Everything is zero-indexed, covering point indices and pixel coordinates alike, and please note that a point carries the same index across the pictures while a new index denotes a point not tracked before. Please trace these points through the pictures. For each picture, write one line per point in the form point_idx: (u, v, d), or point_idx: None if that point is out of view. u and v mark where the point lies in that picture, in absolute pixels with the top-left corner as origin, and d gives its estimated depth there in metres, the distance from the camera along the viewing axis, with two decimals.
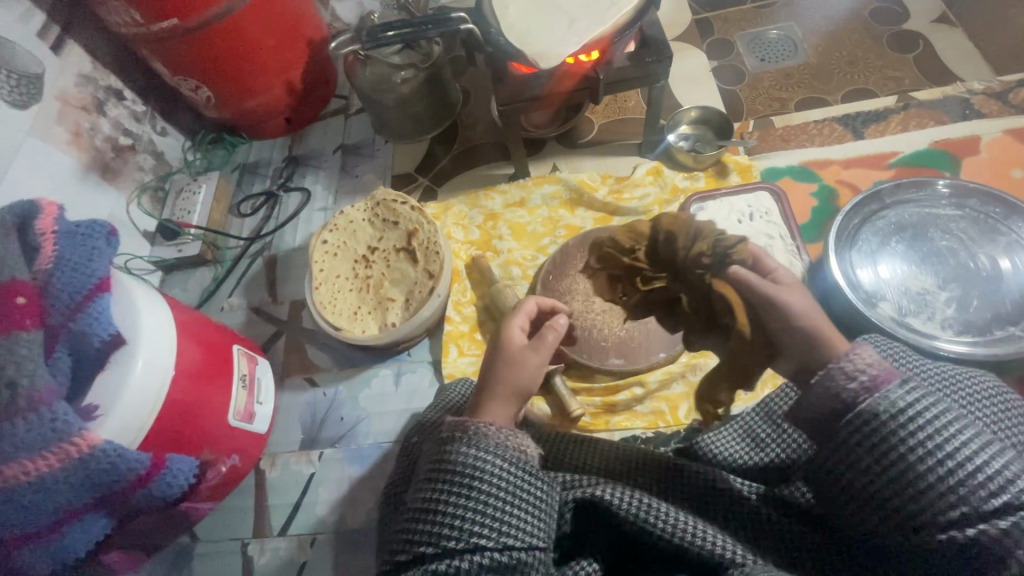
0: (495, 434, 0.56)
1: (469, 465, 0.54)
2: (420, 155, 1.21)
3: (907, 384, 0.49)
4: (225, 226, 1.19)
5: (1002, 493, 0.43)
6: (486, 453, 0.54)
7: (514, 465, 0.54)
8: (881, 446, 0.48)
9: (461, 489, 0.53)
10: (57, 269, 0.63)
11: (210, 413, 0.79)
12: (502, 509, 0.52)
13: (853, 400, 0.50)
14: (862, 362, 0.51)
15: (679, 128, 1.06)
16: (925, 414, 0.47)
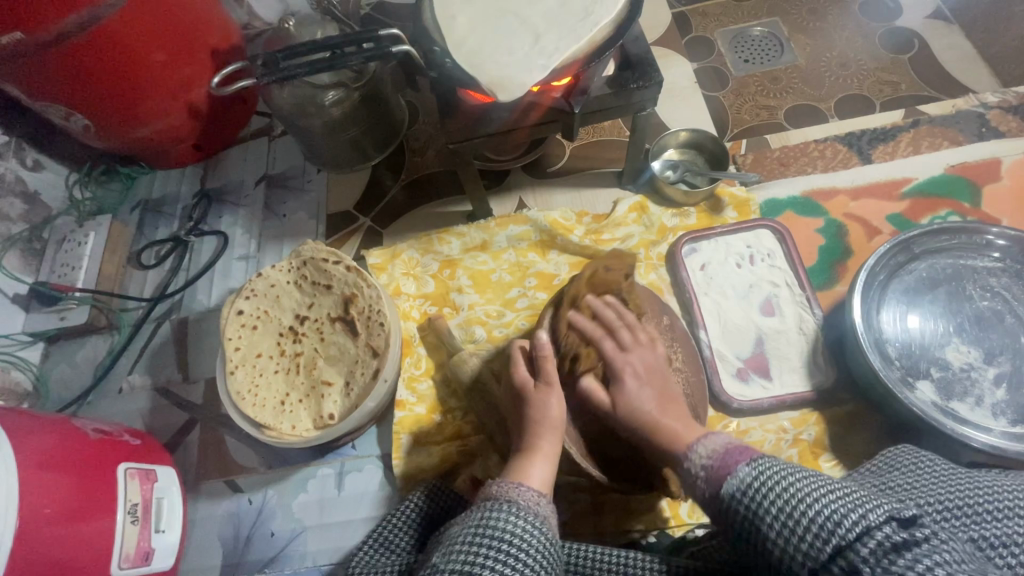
0: (530, 495, 0.54)
1: (510, 531, 0.50)
2: (360, 187, 1.02)
3: (755, 460, 0.49)
4: (122, 283, 0.97)
5: (848, 534, 0.40)
6: (531, 528, 0.51)
7: (552, 549, 0.51)
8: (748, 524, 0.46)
9: (499, 553, 0.48)
10: None
11: (84, 574, 0.59)
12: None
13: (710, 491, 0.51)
14: (702, 454, 0.55)
15: (665, 154, 0.92)
16: (773, 476, 0.47)
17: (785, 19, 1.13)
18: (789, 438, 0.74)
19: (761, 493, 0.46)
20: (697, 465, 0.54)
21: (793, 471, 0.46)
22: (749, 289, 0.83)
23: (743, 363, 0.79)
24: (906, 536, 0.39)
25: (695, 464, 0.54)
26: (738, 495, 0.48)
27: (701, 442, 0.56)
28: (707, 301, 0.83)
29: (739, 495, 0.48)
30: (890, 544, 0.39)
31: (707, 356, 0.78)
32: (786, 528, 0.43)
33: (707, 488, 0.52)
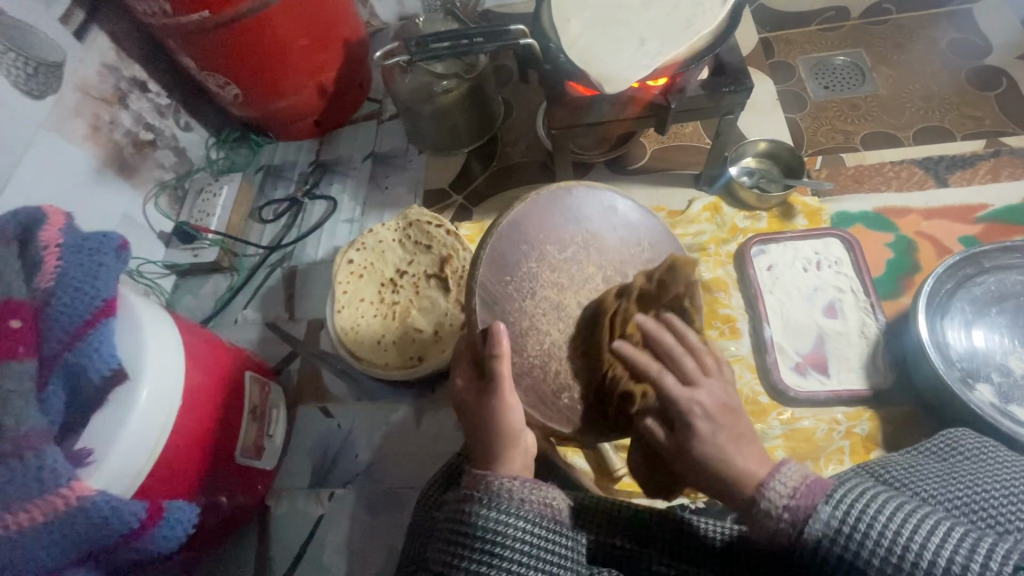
0: (518, 488, 0.49)
1: (498, 529, 0.47)
2: (454, 170, 1.13)
3: (833, 495, 0.43)
4: (244, 232, 1.12)
5: None
6: (510, 514, 0.47)
7: (540, 524, 0.48)
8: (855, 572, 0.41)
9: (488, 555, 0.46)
10: (59, 288, 0.59)
11: (220, 452, 0.72)
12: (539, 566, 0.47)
13: (786, 536, 0.44)
14: (780, 489, 0.45)
15: (743, 161, 0.98)
16: (870, 521, 0.41)
17: (869, 51, 1.18)
18: (842, 429, 0.77)
19: (860, 536, 0.41)
20: (776, 503, 0.45)
21: (891, 510, 0.41)
22: (814, 292, 0.88)
23: (802, 358, 0.83)
24: None
25: (773, 503, 0.45)
26: (831, 540, 0.42)
27: (775, 471, 0.46)
28: (771, 299, 0.88)
29: (836, 542, 0.41)
30: None
31: (767, 346, 0.84)
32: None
33: (795, 530, 0.43)
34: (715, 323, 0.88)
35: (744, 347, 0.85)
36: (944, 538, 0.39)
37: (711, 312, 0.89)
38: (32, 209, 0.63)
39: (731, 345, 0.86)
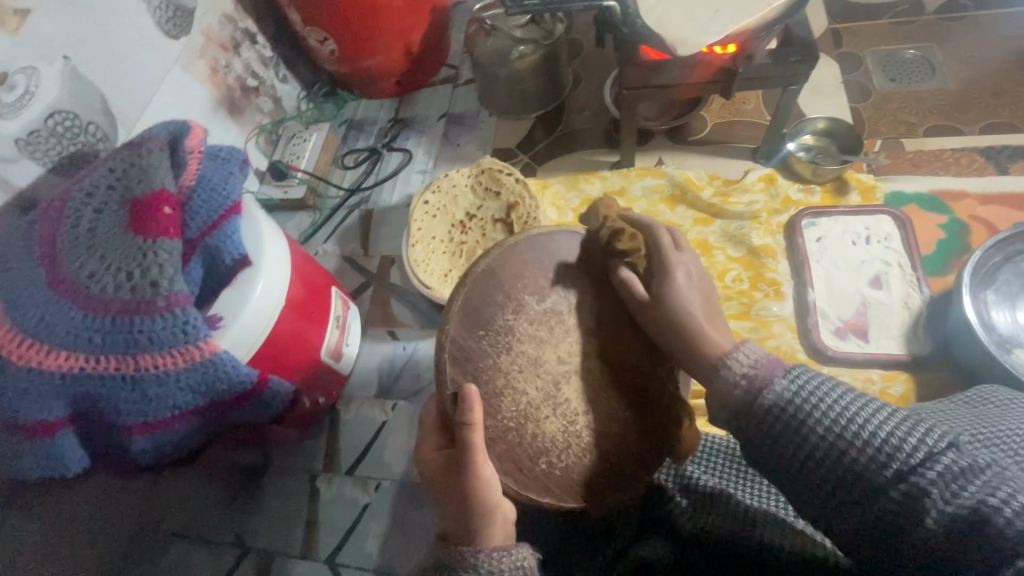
0: (488, 558, 0.51)
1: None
2: (521, 132, 1.21)
3: (790, 373, 0.50)
4: (327, 176, 1.23)
5: (910, 460, 0.42)
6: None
7: None
8: (794, 433, 0.48)
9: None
10: (199, 187, 0.70)
11: (310, 347, 0.82)
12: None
13: (741, 401, 0.52)
14: (742, 361, 0.54)
15: (801, 137, 1.02)
16: (815, 396, 0.48)
17: (942, 46, 1.18)
18: (875, 389, 0.81)
19: (806, 404, 0.48)
20: (738, 372, 0.54)
21: (841, 393, 0.47)
22: (861, 264, 0.91)
23: (843, 323, 0.87)
24: (970, 461, 0.40)
25: (734, 370, 0.54)
26: (782, 404, 0.49)
27: (741, 350, 0.55)
28: (818, 268, 0.92)
29: (786, 406, 0.48)
30: (958, 468, 0.40)
31: (810, 310, 0.88)
32: (839, 441, 0.45)
33: (750, 393, 0.51)
34: (760, 285, 0.93)
35: (787, 309, 0.90)
36: (882, 418, 0.44)
37: (757, 276, 0.94)
38: (179, 122, 0.75)
39: (774, 306, 0.91)
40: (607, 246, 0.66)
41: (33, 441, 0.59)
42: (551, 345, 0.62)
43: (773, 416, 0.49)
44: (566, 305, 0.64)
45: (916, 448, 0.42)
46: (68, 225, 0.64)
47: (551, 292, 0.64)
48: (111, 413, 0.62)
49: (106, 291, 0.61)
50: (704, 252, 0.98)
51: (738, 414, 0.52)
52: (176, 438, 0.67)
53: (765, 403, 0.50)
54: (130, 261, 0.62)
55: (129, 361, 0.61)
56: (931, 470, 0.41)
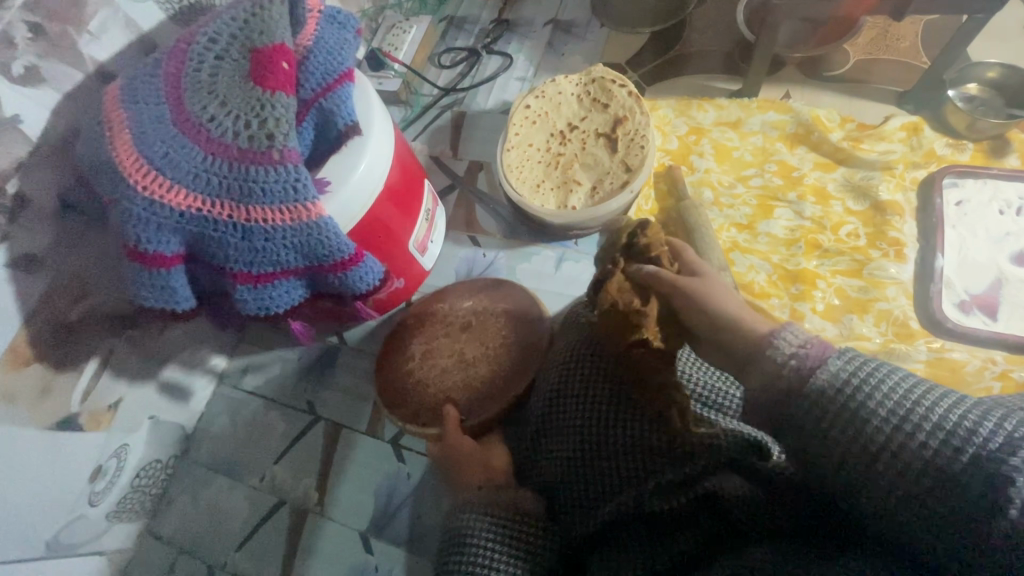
0: (482, 496, 0.64)
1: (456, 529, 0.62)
2: (633, 47, 1.11)
3: (845, 354, 0.46)
4: (423, 72, 1.18)
5: (989, 444, 0.38)
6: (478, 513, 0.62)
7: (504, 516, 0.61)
8: (851, 418, 0.43)
9: (454, 545, 0.61)
10: (315, 47, 0.68)
11: (401, 235, 0.82)
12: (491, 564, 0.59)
13: (789, 383, 0.47)
14: (790, 344, 0.49)
15: (964, 86, 0.89)
16: (875, 377, 0.44)
17: None
18: (998, 369, 0.74)
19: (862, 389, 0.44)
20: (786, 351, 0.48)
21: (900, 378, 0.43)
22: (1003, 237, 0.81)
23: (971, 297, 0.79)
24: None
25: (781, 350, 0.49)
26: (836, 387, 0.44)
27: (789, 328, 0.50)
28: (952, 233, 0.83)
29: (844, 384, 0.44)
30: None
31: (933, 276, 0.80)
32: (905, 425, 0.41)
33: (798, 381, 0.46)
34: (878, 244, 0.85)
35: (906, 273, 0.82)
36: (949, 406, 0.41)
37: (877, 234, 0.85)
38: None
39: (892, 268, 0.83)
40: (624, 248, 0.64)
41: (151, 271, 0.62)
42: (439, 352, 0.85)
43: (834, 402, 0.44)
44: (435, 328, 0.87)
45: (994, 435, 0.38)
46: (194, 67, 0.64)
47: (411, 349, 0.86)
48: (219, 258, 0.64)
49: (226, 137, 0.61)
50: (821, 201, 0.90)
51: (775, 399, 0.47)
52: (281, 297, 0.68)
53: (815, 387, 0.45)
54: (249, 110, 0.62)
55: (241, 211, 0.61)
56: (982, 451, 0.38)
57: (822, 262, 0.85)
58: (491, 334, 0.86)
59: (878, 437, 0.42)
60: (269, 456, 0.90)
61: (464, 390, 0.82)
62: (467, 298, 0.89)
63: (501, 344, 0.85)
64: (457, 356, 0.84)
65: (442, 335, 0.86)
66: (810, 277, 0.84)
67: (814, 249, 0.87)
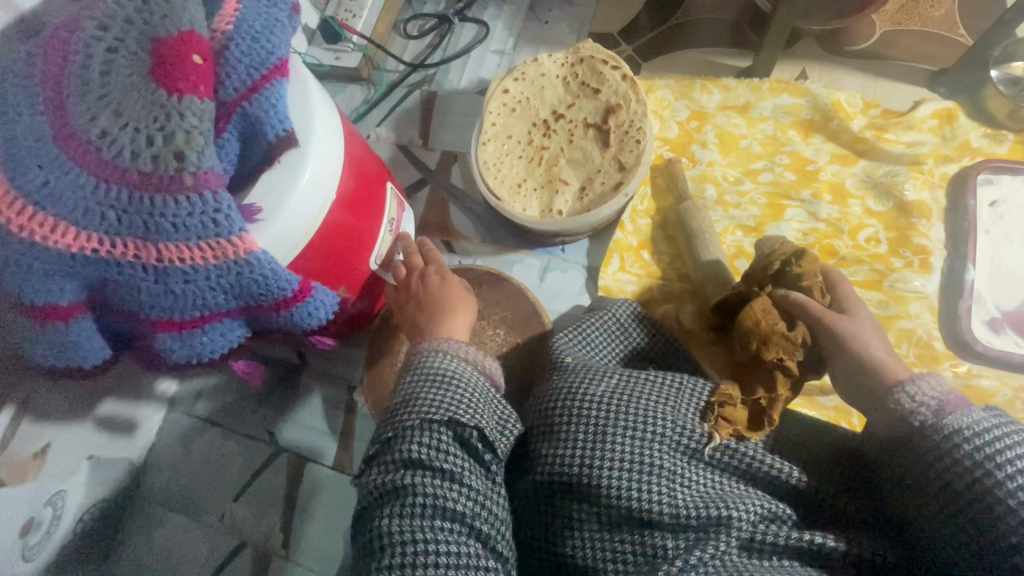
0: (454, 347, 0.62)
1: (426, 365, 0.60)
2: (628, 14, 0.97)
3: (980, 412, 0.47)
4: (387, 44, 1.03)
5: None
6: (439, 365, 0.59)
7: (465, 377, 0.59)
8: (943, 462, 0.46)
9: (420, 377, 0.59)
10: (237, 34, 0.55)
11: (360, 253, 0.70)
12: (458, 406, 0.56)
13: (913, 425, 0.49)
14: (922, 391, 0.50)
15: (1006, 65, 0.78)
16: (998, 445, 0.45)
17: None
18: None
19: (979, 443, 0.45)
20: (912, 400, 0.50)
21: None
22: None
23: (1002, 314, 0.71)
24: None
25: (910, 397, 0.50)
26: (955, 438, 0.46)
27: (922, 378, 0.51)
28: (985, 239, 0.74)
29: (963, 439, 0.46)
30: None
31: (963, 291, 0.71)
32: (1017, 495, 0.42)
33: (932, 418, 0.48)
34: (902, 251, 0.75)
35: (932, 285, 0.73)
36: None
37: (901, 239, 0.76)
38: None
39: (917, 280, 0.74)
40: (776, 274, 0.66)
41: (46, 325, 0.51)
42: None
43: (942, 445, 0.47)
44: None
45: None
46: (78, 63, 0.50)
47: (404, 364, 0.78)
48: (131, 304, 0.53)
49: (122, 158, 0.48)
50: (838, 200, 0.79)
51: (894, 438, 0.50)
52: (215, 342, 0.58)
53: (952, 425, 0.47)
54: (150, 122, 0.49)
55: (150, 250, 0.50)
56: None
57: None
58: (488, 351, 0.75)
59: (959, 488, 0.45)
60: (229, 492, 0.82)
61: None
62: None
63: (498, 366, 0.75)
64: None
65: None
66: None
67: (830, 256, 0.77)
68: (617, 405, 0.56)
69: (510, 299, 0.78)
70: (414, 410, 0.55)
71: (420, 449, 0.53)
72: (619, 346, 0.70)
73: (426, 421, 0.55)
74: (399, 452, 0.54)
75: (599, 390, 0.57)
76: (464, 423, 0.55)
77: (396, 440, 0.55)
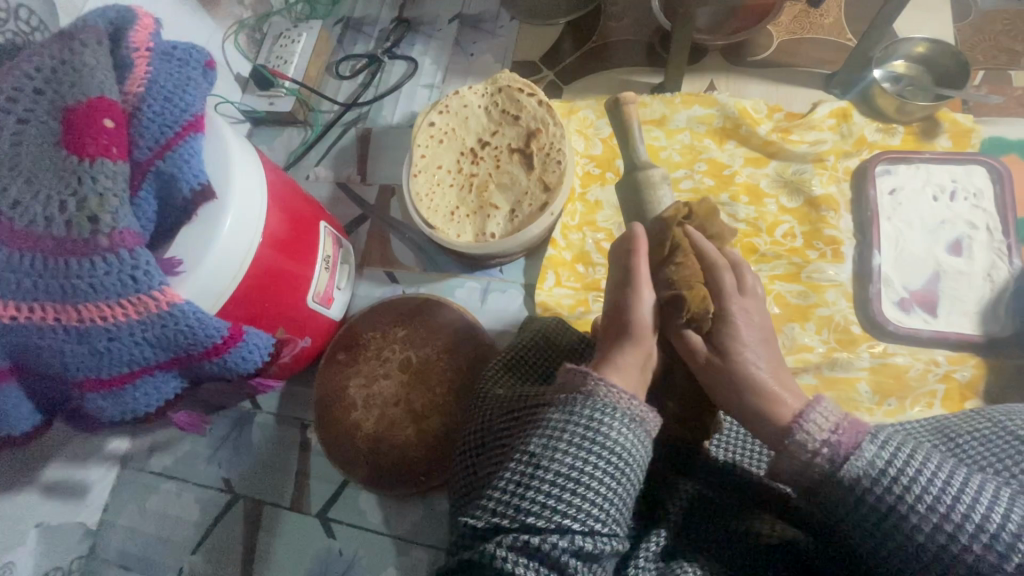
0: (619, 395, 0.47)
1: (601, 433, 0.45)
2: (548, 41, 1.02)
3: (878, 438, 0.42)
4: (320, 87, 1.06)
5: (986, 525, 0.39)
6: (614, 418, 0.46)
7: (639, 440, 0.47)
8: (864, 498, 0.42)
9: (580, 448, 0.45)
10: (149, 95, 0.56)
11: (296, 294, 0.72)
12: (624, 495, 0.45)
13: (825, 469, 0.43)
14: (820, 427, 0.44)
15: (891, 63, 0.85)
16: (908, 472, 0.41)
17: None
18: (941, 371, 0.71)
19: (884, 481, 0.41)
20: (814, 438, 0.44)
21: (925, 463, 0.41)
22: (938, 225, 0.78)
23: (910, 294, 0.75)
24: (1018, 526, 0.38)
25: (810, 436, 0.44)
26: (869, 481, 0.41)
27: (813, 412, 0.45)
28: (888, 226, 0.79)
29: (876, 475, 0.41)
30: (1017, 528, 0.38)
31: (872, 276, 0.76)
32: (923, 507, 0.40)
33: (831, 466, 0.43)
34: (816, 243, 0.80)
35: (845, 273, 0.78)
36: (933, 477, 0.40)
37: (814, 232, 0.81)
38: (123, 7, 0.59)
39: (830, 270, 0.78)
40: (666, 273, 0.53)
41: None
42: (379, 397, 0.79)
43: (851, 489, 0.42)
44: (376, 374, 0.80)
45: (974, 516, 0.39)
46: None
47: (351, 398, 0.79)
48: (55, 367, 0.53)
49: (35, 225, 0.49)
50: (754, 200, 0.84)
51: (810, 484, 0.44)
52: (148, 396, 0.58)
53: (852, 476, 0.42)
54: (62, 187, 0.50)
55: (70, 312, 0.51)
56: (975, 537, 0.39)
57: (760, 268, 0.80)
58: (433, 378, 0.78)
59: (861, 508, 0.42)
60: (186, 546, 0.81)
61: (416, 446, 0.76)
62: (399, 329, 0.82)
63: (444, 390, 0.78)
64: (402, 404, 0.78)
65: (382, 377, 0.79)
66: None
67: (752, 253, 0.81)
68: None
69: (450, 324, 0.81)
70: (548, 472, 0.44)
71: (560, 538, 0.42)
72: None
73: (597, 526, 0.43)
74: (522, 519, 0.43)
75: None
76: (604, 525, 0.44)
77: (541, 538, 0.42)
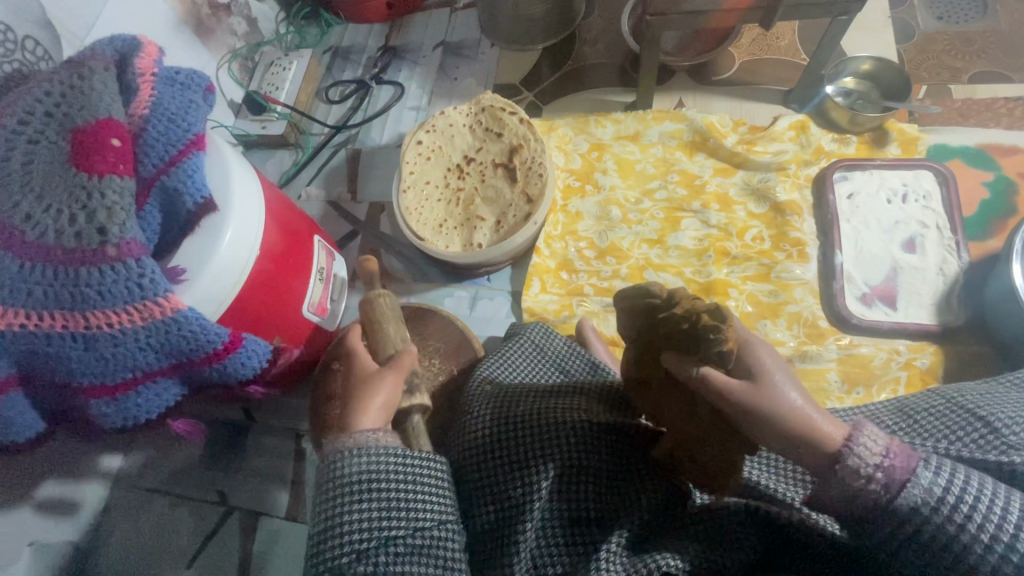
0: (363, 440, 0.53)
1: (343, 476, 0.51)
2: (527, 65, 1.08)
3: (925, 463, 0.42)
4: (310, 111, 1.11)
5: None
6: (352, 460, 0.51)
7: (379, 460, 0.51)
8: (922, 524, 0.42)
9: (332, 497, 0.50)
10: (154, 116, 0.60)
11: (293, 303, 0.75)
12: (391, 516, 0.50)
13: (877, 498, 0.42)
14: (869, 450, 0.43)
15: (841, 80, 0.93)
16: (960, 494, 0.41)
17: None
18: (902, 360, 0.76)
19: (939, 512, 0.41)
20: (867, 462, 0.42)
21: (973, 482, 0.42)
22: (893, 225, 0.84)
23: (871, 289, 0.81)
24: None
25: (863, 460, 0.42)
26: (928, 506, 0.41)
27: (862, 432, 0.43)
28: (848, 227, 0.85)
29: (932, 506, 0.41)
30: None
31: (836, 273, 0.81)
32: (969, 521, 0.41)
33: (888, 494, 0.42)
34: (783, 245, 0.85)
35: (810, 272, 0.83)
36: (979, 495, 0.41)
37: (780, 235, 0.86)
38: (129, 37, 0.63)
39: (797, 269, 0.83)
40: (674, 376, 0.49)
41: None
42: None
43: (910, 519, 0.42)
44: None
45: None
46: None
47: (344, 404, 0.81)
48: (62, 374, 0.56)
49: (46, 237, 0.52)
50: (724, 207, 0.89)
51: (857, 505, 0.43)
52: (150, 402, 0.60)
53: (910, 503, 0.41)
54: (72, 202, 0.53)
55: (78, 319, 0.53)
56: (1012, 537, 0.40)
57: (732, 270, 0.85)
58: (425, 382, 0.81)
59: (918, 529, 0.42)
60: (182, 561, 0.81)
61: None
62: None
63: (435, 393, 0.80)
64: None
65: None
66: (722, 287, 0.84)
67: (723, 256, 0.86)
68: (552, 434, 0.54)
69: (441, 330, 0.84)
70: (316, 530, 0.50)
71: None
72: (538, 366, 0.73)
73: (363, 551, 0.48)
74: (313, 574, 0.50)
75: (518, 414, 0.57)
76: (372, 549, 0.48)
77: None
